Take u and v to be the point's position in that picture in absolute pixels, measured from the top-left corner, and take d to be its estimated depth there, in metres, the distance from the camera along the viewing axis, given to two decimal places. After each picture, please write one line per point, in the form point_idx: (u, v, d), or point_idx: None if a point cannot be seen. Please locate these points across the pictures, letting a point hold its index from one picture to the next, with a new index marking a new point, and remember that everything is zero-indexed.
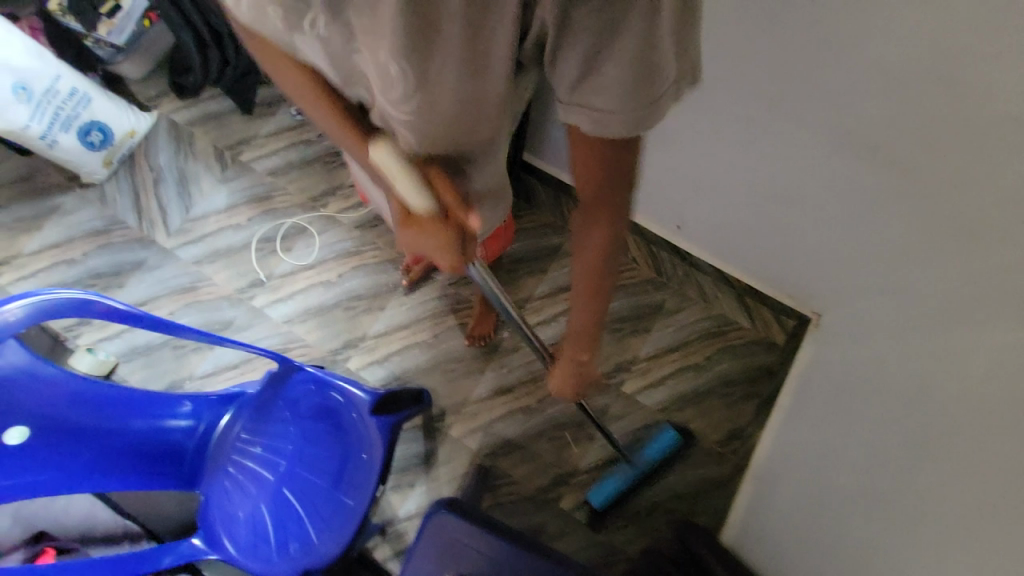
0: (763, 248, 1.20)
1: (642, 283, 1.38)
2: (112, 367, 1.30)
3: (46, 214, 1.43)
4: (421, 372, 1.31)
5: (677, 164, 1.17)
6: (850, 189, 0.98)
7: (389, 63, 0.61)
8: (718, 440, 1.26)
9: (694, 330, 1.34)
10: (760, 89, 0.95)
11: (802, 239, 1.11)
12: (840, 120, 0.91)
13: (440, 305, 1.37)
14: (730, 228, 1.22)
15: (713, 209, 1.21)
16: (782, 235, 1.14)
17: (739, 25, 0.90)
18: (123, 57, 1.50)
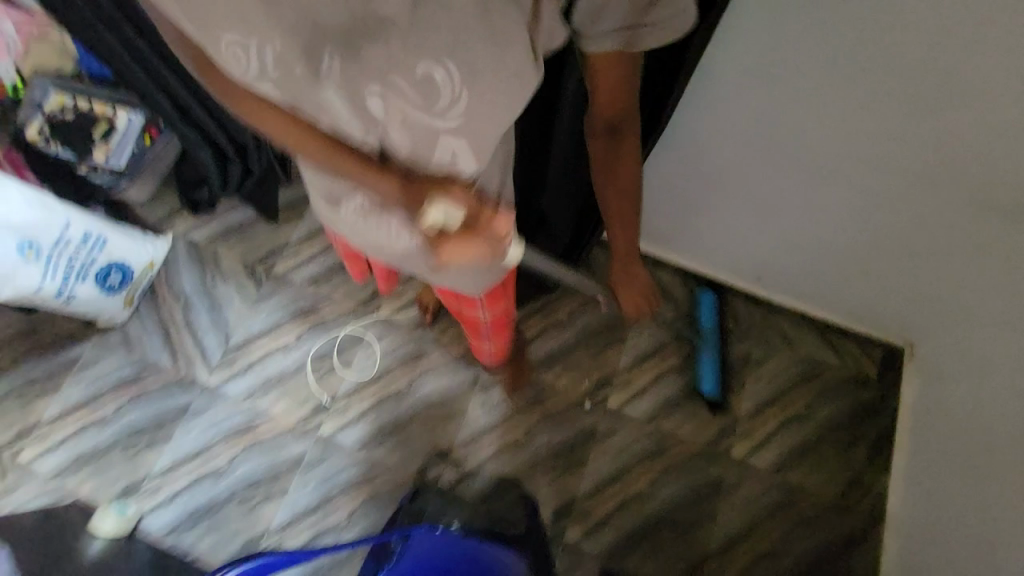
0: (857, 292, 1.16)
1: (722, 336, 1.31)
2: (134, 524, 1.17)
3: (64, 370, 1.28)
4: (521, 475, 1.22)
5: (753, 222, 1.11)
6: (968, 238, 0.92)
7: (431, 73, 0.58)
8: (840, 491, 1.21)
9: (790, 379, 1.28)
10: (861, 154, 0.88)
11: (904, 283, 1.08)
12: (959, 177, 0.84)
13: (525, 398, 1.27)
14: (818, 277, 1.18)
15: (799, 263, 1.16)
16: (877, 281, 1.11)
17: (834, 95, 0.82)
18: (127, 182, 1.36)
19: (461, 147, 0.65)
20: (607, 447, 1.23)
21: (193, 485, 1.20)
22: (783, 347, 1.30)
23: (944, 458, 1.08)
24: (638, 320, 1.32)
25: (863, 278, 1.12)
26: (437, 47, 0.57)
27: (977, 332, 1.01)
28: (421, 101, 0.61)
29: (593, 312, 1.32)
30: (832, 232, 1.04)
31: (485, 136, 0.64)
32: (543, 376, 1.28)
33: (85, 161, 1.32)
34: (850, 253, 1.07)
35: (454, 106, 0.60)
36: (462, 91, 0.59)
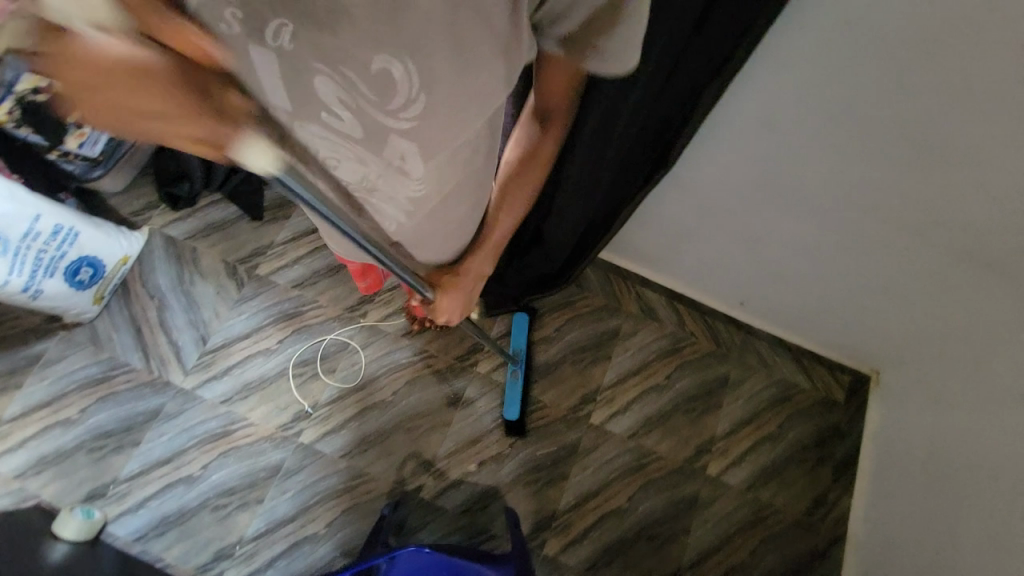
0: (832, 322, 1.21)
1: (703, 356, 1.34)
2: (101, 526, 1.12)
3: (25, 367, 1.21)
4: (503, 488, 1.22)
5: (740, 252, 1.14)
6: (941, 284, 0.96)
7: (387, 66, 0.47)
8: (806, 509, 1.26)
9: (766, 400, 1.33)
10: (849, 199, 0.91)
11: (877, 317, 1.13)
12: (940, 229, 0.87)
13: (509, 412, 1.27)
14: (798, 306, 1.22)
15: (779, 291, 1.21)
16: (853, 314, 1.16)
17: (827, 144, 0.84)
18: (102, 171, 1.29)
19: (413, 151, 0.57)
20: (589, 463, 1.25)
21: (164, 492, 1.16)
22: (760, 370, 1.34)
23: (905, 484, 1.14)
24: (623, 337, 1.34)
25: (840, 310, 1.16)
26: (396, 40, 0.46)
27: (942, 368, 1.07)
28: (373, 95, 0.49)
29: (580, 327, 1.34)
30: (815, 266, 1.08)
31: (440, 142, 0.57)
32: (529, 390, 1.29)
33: (56, 146, 1.20)
34: (831, 286, 1.11)
35: (411, 104, 0.51)
36: (421, 94, 0.51)
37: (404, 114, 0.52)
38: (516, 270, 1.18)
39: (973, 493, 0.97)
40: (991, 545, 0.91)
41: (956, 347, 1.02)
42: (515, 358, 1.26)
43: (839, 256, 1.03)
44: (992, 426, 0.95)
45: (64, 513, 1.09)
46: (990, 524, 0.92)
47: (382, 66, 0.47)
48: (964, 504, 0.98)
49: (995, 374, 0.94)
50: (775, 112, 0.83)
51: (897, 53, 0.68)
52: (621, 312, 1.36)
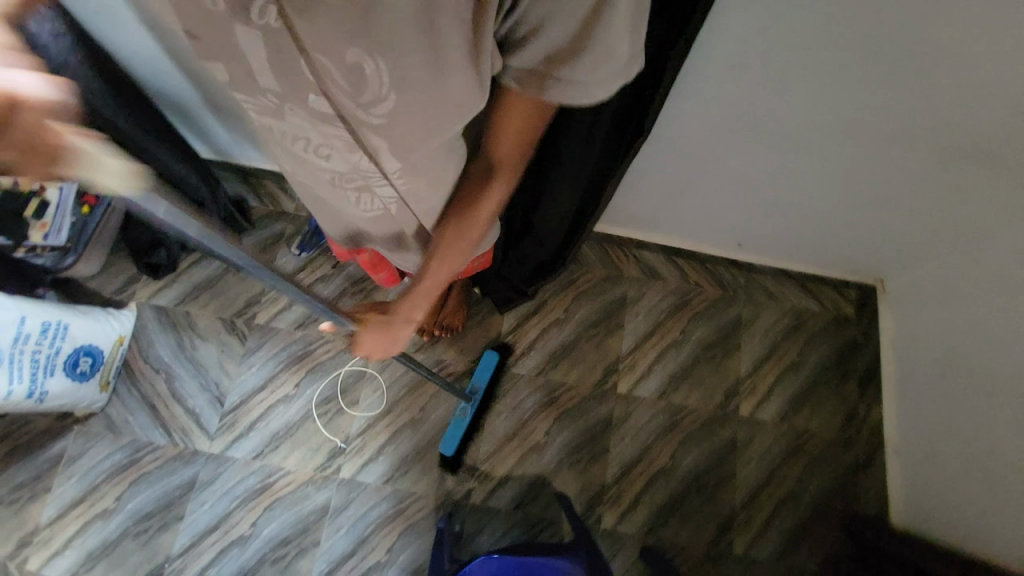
0: (831, 243, 1.23)
1: (713, 303, 1.35)
2: None
3: (50, 469, 1.19)
4: (548, 475, 1.24)
5: (729, 195, 1.14)
6: (932, 181, 0.97)
7: (359, 62, 0.49)
8: (841, 427, 1.29)
9: (782, 332, 1.35)
10: (828, 121, 0.90)
11: (874, 227, 1.14)
12: (922, 131, 0.87)
13: (538, 401, 1.28)
14: (794, 235, 1.23)
15: (774, 225, 1.21)
16: (850, 231, 1.17)
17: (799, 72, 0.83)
18: (75, 258, 1.25)
19: (382, 143, 0.60)
20: (625, 431, 1.27)
21: (220, 558, 1.16)
22: (771, 305, 1.36)
23: (930, 382, 1.17)
24: (631, 302, 1.35)
25: (836, 229, 1.17)
26: (368, 37, 0.46)
27: (948, 264, 1.09)
28: (347, 88, 0.52)
29: (587, 303, 1.34)
30: (805, 193, 1.09)
31: (408, 139, 0.59)
32: (552, 376, 1.29)
33: (19, 243, 1.18)
34: (826, 208, 1.11)
35: (383, 100, 0.53)
36: (391, 91, 0.52)
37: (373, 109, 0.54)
38: (506, 254, 1.17)
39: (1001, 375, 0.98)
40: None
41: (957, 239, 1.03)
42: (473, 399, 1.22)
43: (828, 178, 1.03)
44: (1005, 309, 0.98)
45: None
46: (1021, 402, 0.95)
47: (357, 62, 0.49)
48: (992, 389, 1.01)
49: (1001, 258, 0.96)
50: (735, 48, 0.81)
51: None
52: (624, 279, 1.36)
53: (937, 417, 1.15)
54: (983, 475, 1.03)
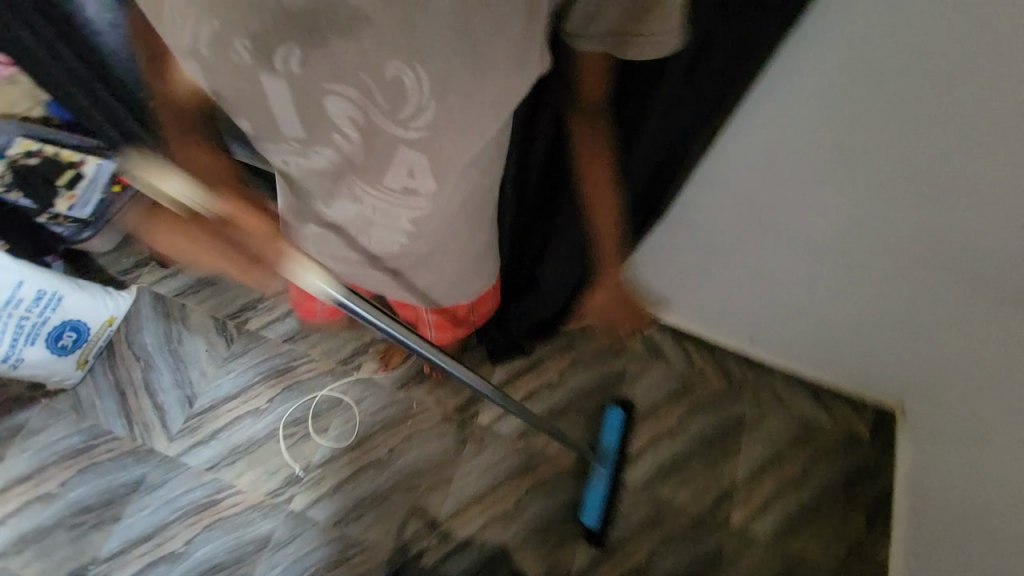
0: (849, 356, 1.16)
1: (716, 396, 1.28)
2: None
3: (4, 439, 1.15)
4: (510, 551, 1.13)
5: (748, 286, 1.10)
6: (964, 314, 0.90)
7: (399, 74, 0.50)
8: (839, 561, 1.16)
9: (786, 441, 1.25)
10: (858, 230, 0.87)
11: (899, 349, 1.07)
12: (956, 260, 0.83)
13: (515, 465, 1.19)
14: (811, 340, 1.16)
15: (791, 326, 1.15)
16: (871, 347, 1.10)
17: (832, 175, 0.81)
18: (92, 233, 1.27)
19: (420, 163, 0.58)
20: (602, 517, 1.16)
21: (145, 572, 1.08)
22: (778, 409, 1.27)
23: (942, 532, 1.04)
24: (629, 379, 1.28)
25: (857, 342, 1.11)
26: (409, 46, 0.48)
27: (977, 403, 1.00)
28: (386, 104, 0.53)
29: (582, 371, 1.28)
30: (828, 299, 1.03)
31: (447, 159, 0.58)
32: (533, 441, 1.21)
33: (46, 209, 1.21)
34: (845, 317, 1.06)
35: (421, 113, 0.53)
36: (430, 103, 0.52)
37: (411, 123, 0.54)
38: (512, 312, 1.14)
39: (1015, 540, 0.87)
40: None
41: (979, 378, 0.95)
42: (603, 457, 1.16)
43: (852, 288, 0.98)
44: None
45: None
46: None
47: (396, 75, 0.50)
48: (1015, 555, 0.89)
49: None
50: (763, 143, 0.81)
51: (882, 74, 0.66)
52: (626, 353, 1.30)
53: None
54: None
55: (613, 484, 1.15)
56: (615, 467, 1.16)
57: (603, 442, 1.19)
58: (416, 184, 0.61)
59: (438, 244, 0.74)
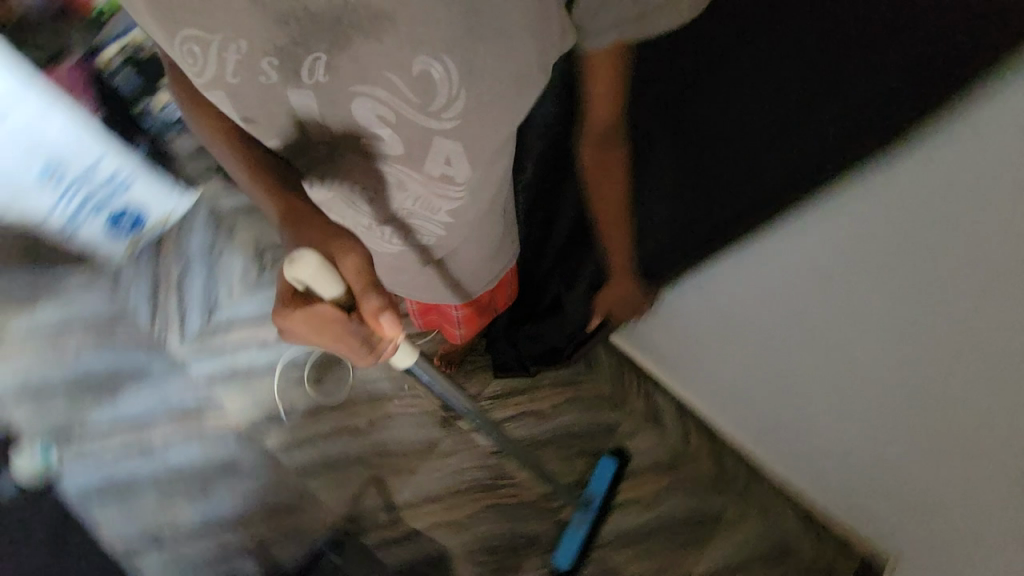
0: (859, 509, 1.05)
1: (700, 483, 1.23)
2: (51, 470, 1.13)
3: (48, 291, 1.27)
4: (447, 559, 1.13)
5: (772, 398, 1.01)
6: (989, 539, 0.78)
7: (426, 67, 0.48)
8: None
9: (757, 557, 1.18)
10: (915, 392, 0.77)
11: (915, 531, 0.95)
12: None
13: (480, 480, 1.18)
14: (824, 476, 1.06)
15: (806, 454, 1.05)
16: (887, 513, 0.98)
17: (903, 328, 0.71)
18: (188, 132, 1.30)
19: (457, 152, 0.56)
20: (546, 559, 1.14)
21: (121, 453, 1.15)
22: (761, 522, 1.20)
23: None
24: (619, 436, 1.25)
25: (873, 502, 0.99)
26: (437, 39, 0.46)
27: None
28: (416, 100, 0.51)
29: (576, 410, 1.26)
30: (856, 449, 0.92)
31: (483, 145, 0.56)
32: (505, 462, 1.19)
33: (151, 97, 1.25)
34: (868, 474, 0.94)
35: (451, 105, 0.51)
36: (461, 91, 0.50)
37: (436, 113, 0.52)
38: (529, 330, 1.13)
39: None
40: None
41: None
42: (588, 506, 1.15)
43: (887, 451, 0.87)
44: None
45: (27, 444, 1.13)
46: None
47: (417, 71, 0.49)
48: None
49: None
50: None
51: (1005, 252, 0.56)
52: (625, 409, 1.27)
53: None
54: None
55: (591, 534, 1.14)
56: (599, 519, 1.15)
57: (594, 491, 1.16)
58: (453, 174, 0.59)
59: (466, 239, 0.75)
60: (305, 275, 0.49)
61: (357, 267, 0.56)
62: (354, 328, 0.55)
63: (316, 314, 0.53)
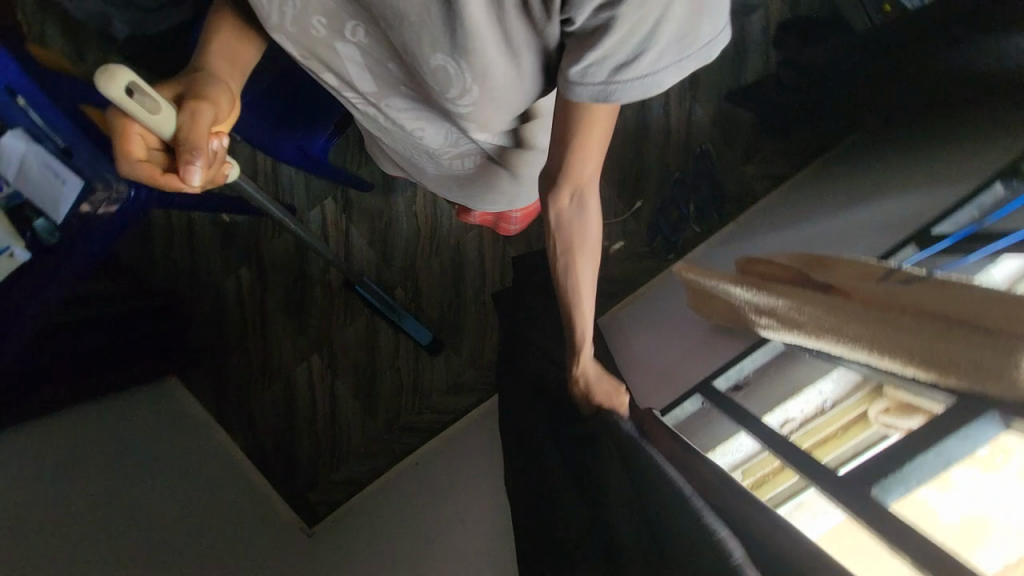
0: (367, 506, 1.28)
1: (406, 409, 1.39)
2: None
3: None
4: (388, 191, 1.41)
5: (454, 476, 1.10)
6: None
7: (437, 60, 0.53)
8: (247, 406, 1.41)
9: (326, 443, 1.39)
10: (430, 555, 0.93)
11: (354, 532, 1.18)
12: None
13: (443, 225, 1.42)
14: (388, 495, 1.25)
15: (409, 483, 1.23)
16: (364, 517, 1.22)
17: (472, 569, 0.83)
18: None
19: (484, 119, 0.62)
20: (374, 269, 1.42)
21: None
22: (353, 454, 1.39)
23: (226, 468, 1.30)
24: (457, 349, 1.40)
25: (373, 513, 1.21)
26: (444, 40, 0.50)
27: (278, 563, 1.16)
28: (435, 83, 0.57)
29: (481, 318, 1.40)
30: (403, 513, 1.11)
31: (506, 105, 0.60)
32: (452, 246, 1.42)
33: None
34: (391, 516, 1.14)
35: (470, 89, 0.56)
36: (473, 85, 0.55)
37: (464, 100, 0.58)
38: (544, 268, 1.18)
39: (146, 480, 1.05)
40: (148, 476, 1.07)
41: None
42: (393, 311, 1.35)
43: (400, 530, 1.06)
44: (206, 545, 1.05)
45: None
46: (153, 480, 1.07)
47: (440, 66, 0.54)
48: (175, 483, 1.12)
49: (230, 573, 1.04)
50: None
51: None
52: (476, 361, 1.40)
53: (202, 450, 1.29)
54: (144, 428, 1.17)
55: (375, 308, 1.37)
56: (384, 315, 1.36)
57: (401, 319, 1.36)
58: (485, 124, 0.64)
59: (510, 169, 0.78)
60: (112, 96, 0.42)
61: (198, 121, 0.48)
62: (148, 172, 0.49)
63: (129, 135, 0.47)
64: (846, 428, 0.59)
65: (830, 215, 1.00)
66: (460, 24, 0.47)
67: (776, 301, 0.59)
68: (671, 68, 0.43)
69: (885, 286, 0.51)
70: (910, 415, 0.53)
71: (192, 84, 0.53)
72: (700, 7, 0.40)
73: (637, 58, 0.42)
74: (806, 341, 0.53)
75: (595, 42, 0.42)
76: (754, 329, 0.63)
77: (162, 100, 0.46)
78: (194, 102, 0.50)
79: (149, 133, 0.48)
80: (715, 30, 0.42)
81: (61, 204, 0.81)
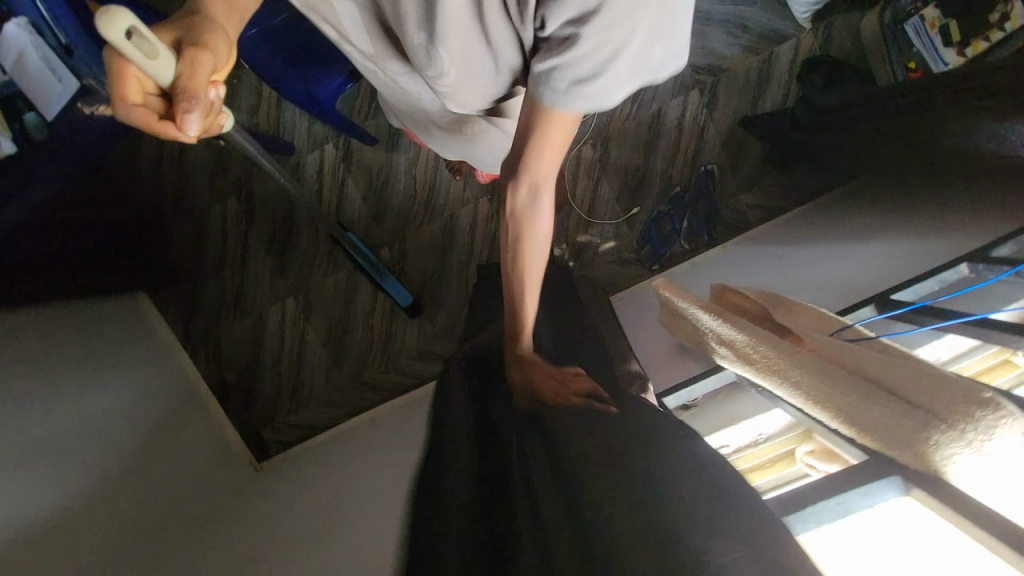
0: (317, 451, 1.30)
1: (376, 368, 1.41)
2: None
3: None
4: (391, 150, 1.40)
5: (407, 438, 1.13)
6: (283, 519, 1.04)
7: (417, 35, 0.55)
8: (214, 337, 1.41)
9: (289, 385, 1.41)
10: (372, 509, 0.96)
11: (302, 474, 1.20)
12: (321, 518, 1.01)
13: (441, 194, 1.41)
14: (340, 444, 1.27)
15: (363, 437, 1.25)
16: (313, 461, 1.24)
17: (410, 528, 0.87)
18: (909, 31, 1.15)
19: (459, 100, 0.64)
20: (363, 224, 1.41)
21: None
22: (315, 402, 1.40)
23: (185, 391, 1.31)
24: (432, 318, 1.41)
25: (323, 460, 1.23)
26: (423, 15, 0.52)
27: (220, 491, 1.18)
28: (417, 59, 0.59)
29: (462, 292, 1.41)
30: (353, 464, 1.13)
31: (482, 87, 0.62)
32: (446, 217, 1.42)
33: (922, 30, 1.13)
34: (341, 464, 1.16)
35: (440, 70, 0.58)
36: (447, 67, 0.57)
37: (442, 82, 0.60)
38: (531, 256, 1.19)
39: (100, 390, 1.06)
40: (105, 383, 1.08)
41: (178, 505, 1.04)
42: (376, 269, 1.36)
43: (347, 480, 1.09)
44: (152, 459, 1.07)
45: None
46: (109, 389, 1.08)
47: (421, 44, 0.56)
48: (131, 394, 1.13)
49: (170, 489, 1.06)
50: None
51: None
52: (449, 334, 1.41)
53: (164, 369, 1.29)
54: (106, 336, 1.17)
55: (359, 263, 1.36)
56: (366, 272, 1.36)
57: (382, 278, 1.36)
58: (463, 105, 0.66)
59: (495, 145, 0.80)
60: (111, 41, 0.38)
61: (197, 68, 0.45)
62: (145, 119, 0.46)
63: (127, 77, 0.44)
64: (773, 462, 0.63)
65: (814, 256, 1.03)
66: (435, 5, 0.50)
67: (731, 336, 0.63)
68: (625, 89, 0.49)
69: (828, 336, 0.54)
70: (831, 460, 0.57)
71: (192, 22, 0.48)
72: (653, 35, 0.46)
73: (598, 75, 0.47)
74: (754, 376, 0.59)
75: (565, 48, 0.46)
76: (712, 354, 0.68)
77: (161, 44, 0.41)
78: (196, 48, 0.45)
79: (146, 78, 0.44)
80: (666, 59, 0.49)
81: (57, 103, 0.80)
